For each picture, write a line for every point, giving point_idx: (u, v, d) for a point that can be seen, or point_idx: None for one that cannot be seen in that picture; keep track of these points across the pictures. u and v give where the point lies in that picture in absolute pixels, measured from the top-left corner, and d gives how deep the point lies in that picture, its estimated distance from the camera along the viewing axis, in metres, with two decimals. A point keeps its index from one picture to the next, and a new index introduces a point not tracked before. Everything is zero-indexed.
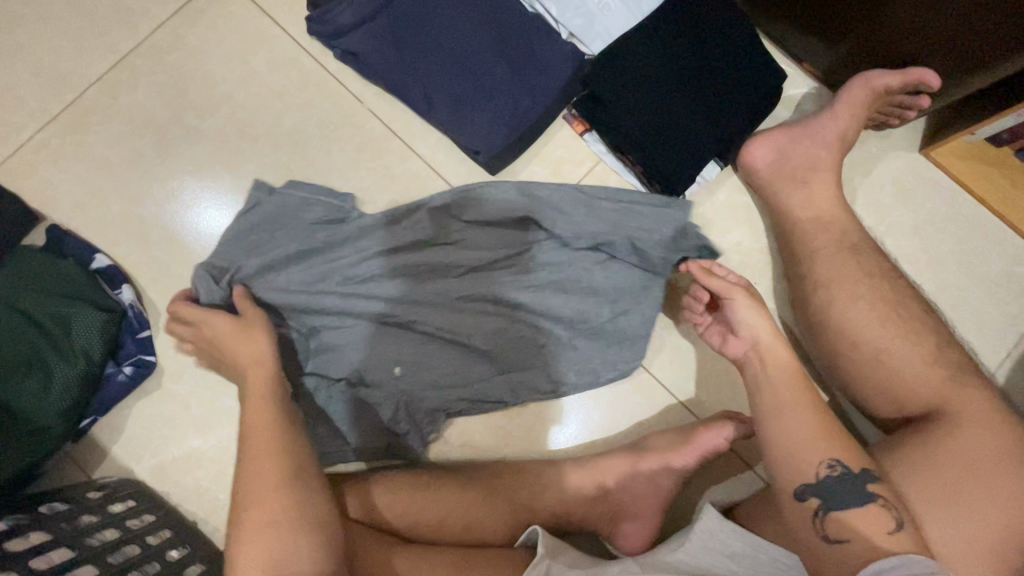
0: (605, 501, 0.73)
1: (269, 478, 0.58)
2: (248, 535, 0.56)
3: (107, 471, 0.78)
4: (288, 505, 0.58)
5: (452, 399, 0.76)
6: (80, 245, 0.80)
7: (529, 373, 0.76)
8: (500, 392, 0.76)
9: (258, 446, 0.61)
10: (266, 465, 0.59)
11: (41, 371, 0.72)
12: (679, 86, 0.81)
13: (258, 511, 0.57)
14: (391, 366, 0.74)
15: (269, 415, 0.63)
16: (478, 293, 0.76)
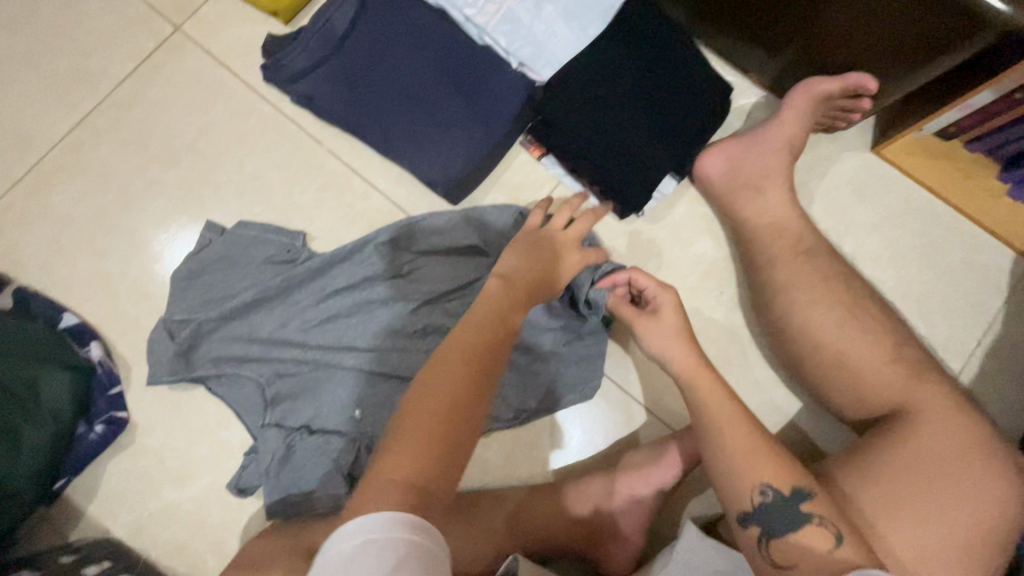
0: (586, 524, 0.72)
1: (435, 423, 0.54)
2: (401, 453, 0.53)
3: (84, 532, 0.77)
4: (442, 448, 0.53)
5: None
6: (48, 306, 0.80)
7: None
8: None
9: (457, 394, 0.56)
10: (437, 408, 0.55)
11: (7, 435, 0.70)
12: (628, 107, 0.82)
13: (420, 443, 0.53)
14: (349, 409, 0.76)
15: (467, 358, 0.58)
16: (431, 324, 0.78)
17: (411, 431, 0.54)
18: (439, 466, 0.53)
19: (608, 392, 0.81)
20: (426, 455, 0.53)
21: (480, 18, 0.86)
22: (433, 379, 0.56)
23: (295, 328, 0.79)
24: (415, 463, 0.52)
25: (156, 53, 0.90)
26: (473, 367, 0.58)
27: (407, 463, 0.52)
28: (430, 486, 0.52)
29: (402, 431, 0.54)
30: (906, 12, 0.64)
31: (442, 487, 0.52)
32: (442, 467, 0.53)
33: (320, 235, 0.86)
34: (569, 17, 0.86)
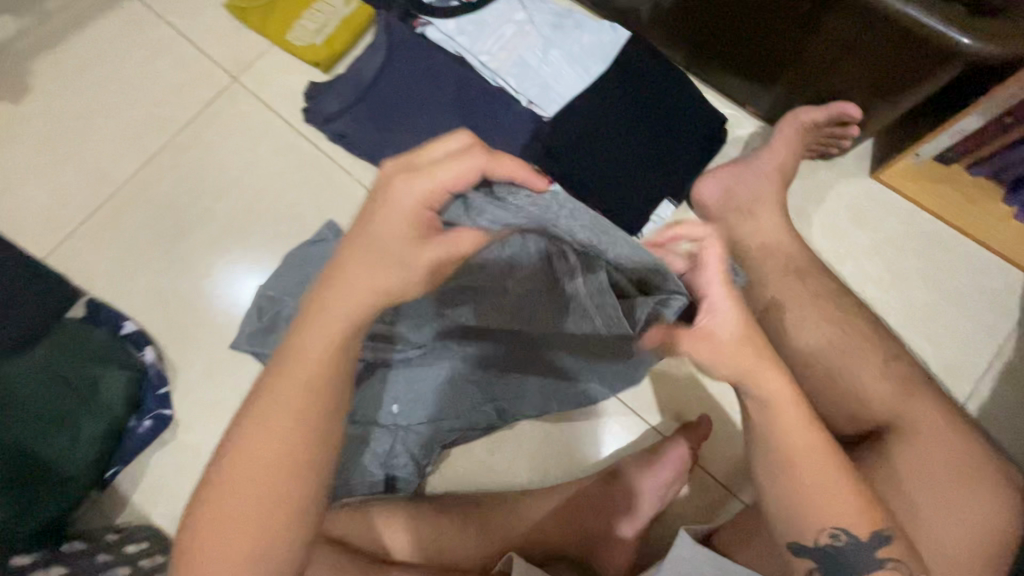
0: (581, 528, 0.75)
1: (267, 490, 0.45)
2: (225, 539, 0.45)
3: (127, 518, 0.86)
4: (276, 521, 0.45)
5: (447, 428, 0.81)
6: (112, 314, 0.92)
7: (519, 396, 0.82)
8: (490, 416, 0.82)
9: (286, 457, 0.46)
10: (266, 468, 0.46)
11: (72, 425, 0.82)
12: (627, 138, 0.89)
13: (250, 519, 0.45)
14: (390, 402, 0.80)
15: (315, 387, 0.47)
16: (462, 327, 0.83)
17: (238, 504, 0.45)
18: (269, 546, 0.45)
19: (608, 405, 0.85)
20: (252, 540, 0.45)
21: (492, 63, 0.96)
22: (259, 435, 0.46)
23: None
24: (246, 549, 0.45)
25: (216, 100, 1.04)
26: (306, 412, 0.47)
27: (236, 546, 0.45)
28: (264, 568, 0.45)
29: (227, 501, 0.45)
30: (872, 48, 0.69)
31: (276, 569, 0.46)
32: (280, 543, 0.46)
33: None
34: (574, 60, 0.95)
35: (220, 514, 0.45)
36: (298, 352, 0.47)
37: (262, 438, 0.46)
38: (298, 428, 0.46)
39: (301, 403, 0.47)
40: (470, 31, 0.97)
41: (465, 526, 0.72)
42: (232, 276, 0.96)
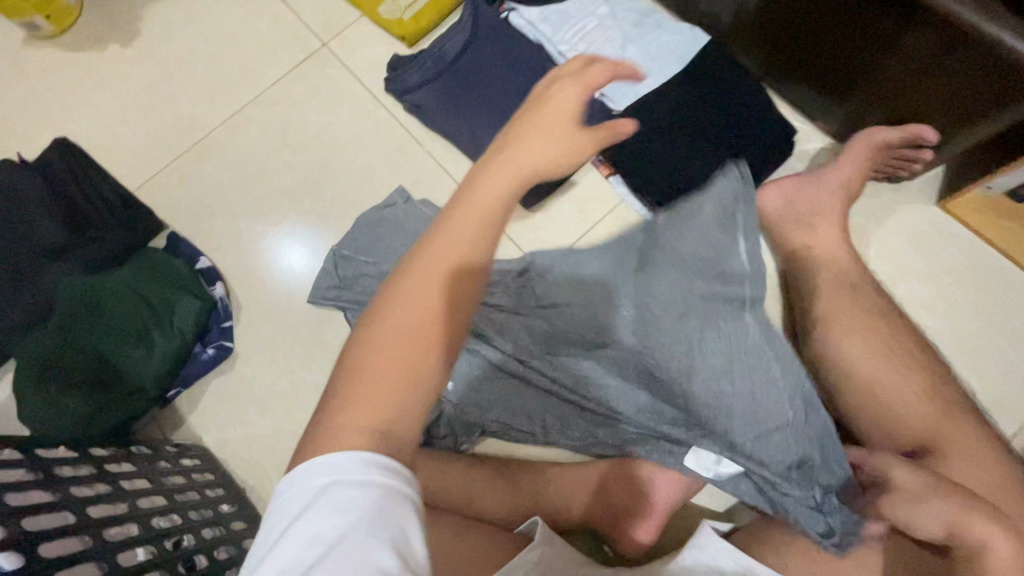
0: (607, 506, 0.78)
1: (413, 345, 0.44)
2: (360, 393, 0.43)
3: (182, 436, 0.92)
4: (413, 370, 0.44)
5: (490, 419, 0.86)
6: (190, 249, 1.00)
7: (562, 417, 0.84)
8: (533, 425, 0.85)
9: (425, 320, 0.45)
10: (406, 340, 0.45)
11: (148, 340, 0.89)
12: (693, 139, 0.91)
13: (394, 386, 0.44)
14: (447, 379, 0.86)
15: (449, 276, 0.46)
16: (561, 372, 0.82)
17: (375, 366, 0.44)
18: (414, 396, 0.44)
19: None
20: (399, 388, 0.44)
21: (570, 54, 0.99)
22: (397, 310, 0.45)
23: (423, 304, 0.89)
24: (390, 398, 0.43)
25: (305, 62, 1.11)
26: (450, 277, 0.46)
27: (388, 392, 0.43)
28: (401, 423, 0.43)
29: (371, 364, 0.44)
30: (961, 70, 0.69)
31: (414, 412, 0.44)
32: (424, 392, 0.44)
33: None
34: (648, 59, 0.96)
35: (354, 390, 0.43)
36: (441, 259, 0.47)
37: (415, 309, 0.45)
38: (431, 301, 0.46)
39: (443, 274, 0.46)
40: (553, 21, 1.00)
41: (495, 484, 0.76)
42: (300, 228, 1.02)
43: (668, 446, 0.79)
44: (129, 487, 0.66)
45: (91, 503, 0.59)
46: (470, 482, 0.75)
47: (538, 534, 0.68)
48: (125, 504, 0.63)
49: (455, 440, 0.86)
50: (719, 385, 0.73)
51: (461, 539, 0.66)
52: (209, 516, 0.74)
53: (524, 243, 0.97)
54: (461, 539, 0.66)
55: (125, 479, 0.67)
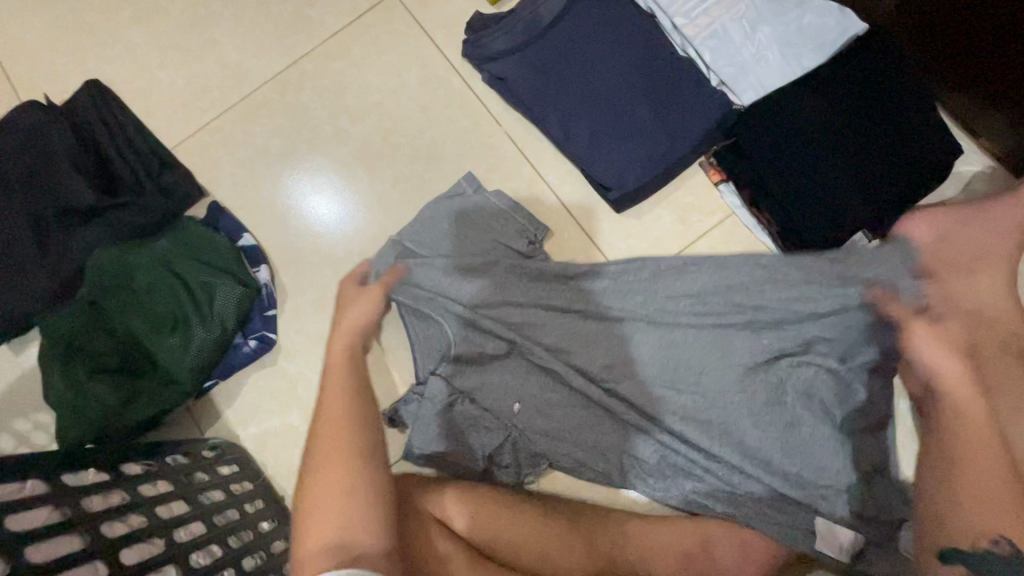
0: (691, 571, 0.69)
1: (336, 465, 0.59)
2: (314, 518, 0.56)
3: (216, 432, 0.84)
4: (360, 495, 0.58)
5: (560, 452, 0.75)
6: (233, 224, 0.89)
7: (641, 457, 0.74)
8: (607, 466, 0.74)
9: (340, 444, 0.61)
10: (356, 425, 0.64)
11: (184, 328, 0.80)
12: (836, 149, 0.75)
13: (332, 501, 0.57)
14: (512, 402, 0.75)
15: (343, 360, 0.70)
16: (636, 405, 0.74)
17: (320, 489, 0.58)
18: (361, 513, 0.57)
19: None
20: (341, 505, 0.57)
21: (688, 30, 0.82)
22: (321, 439, 0.62)
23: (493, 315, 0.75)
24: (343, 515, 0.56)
25: (369, 12, 0.95)
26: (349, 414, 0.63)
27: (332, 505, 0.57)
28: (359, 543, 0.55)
29: (314, 492, 0.58)
30: None
31: (366, 522, 0.56)
32: (366, 522, 0.56)
33: None
34: (785, 44, 0.80)
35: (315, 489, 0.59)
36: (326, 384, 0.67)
37: (333, 441, 0.61)
38: (340, 412, 0.64)
39: (350, 425, 0.62)
40: None
41: (572, 534, 0.68)
42: (356, 212, 0.90)
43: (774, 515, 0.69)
44: (166, 516, 0.58)
45: (126, 545, 0.51)
46: (544, 532, 0.68)
47: None
48: (161, 540, 0.55)
49: (516, 471, 0.76)
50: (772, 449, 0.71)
51: None
52: (249, 540, 0.67)
53: (611, 254, 0.85)
54: None
55: (162, 505, 0.59)
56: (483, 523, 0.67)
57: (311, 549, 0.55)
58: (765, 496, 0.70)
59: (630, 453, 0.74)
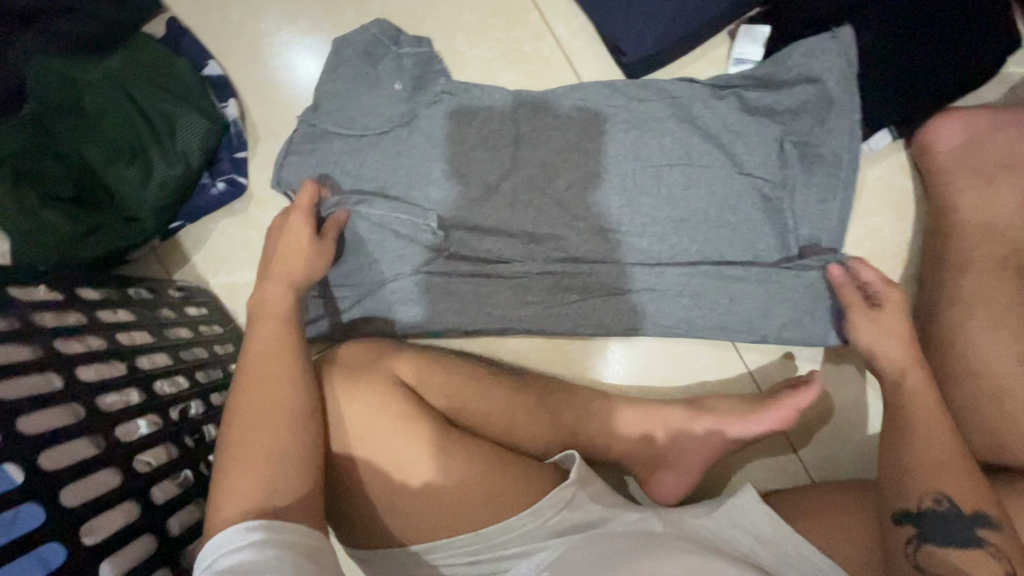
0: (651, 450, 0.71)
1: (268, 430, 0.53)
2: (238, 466, 0.51)
3: (185, 275, 0.80)
4: (271, 454, 0.52)
5: (466, 253, 0.74)
6: (196, 47, 0.79)
7: (582, 261, 0.74)
8: (489, 245, 0.74)
9: (272, 400, 0.54)
10: (266, 411, 0.54)
11: (144, 159, 0.73)
12: (878, 29, 0.68)
13: (261, 436, 0.52)
14: (439, 236, 0.74)
15: (280, 335, 0.59)
16: (507, 222, 0.74)
17: (246, 443, 0.52)
18: (284, 462, 0.52)
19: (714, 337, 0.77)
20: (259, 465, 0.51)
21: None
22: (249, 402, 0.54)
23: (394, 244, 0.74)
24: (257, 474, 0.51)
25: None
26: (271, 380, 0.55)
27: (252, 465, 0.51)
28: (280, 496, 0.50)
29: (235, 447, 0.52)
30: None
31: (289, 479, 0.51)
32: (293, 467, 0.52)
33: (474, 65, 0.78)
34: None
35: (241, 436, 0.52)
36: (248, 366, 0.57)
37: (251, 410, 0.54)
38: (269, 368, 0.56)
39: (273, 384, 0.55)
40: None
41: (540, 409, 0.68)
42: (309, 55, 0.80)
43: (657, 235, 0.73)
44: (126, 343, 0.56)
45: (83, 363, 0.49)
46: (512, 405, 0.67)
47: (573, 472, 0.63)
48: (123, 365, 0.53)
49: (456, 240, 0.74)
50: (649, 235, 0.73)
51: (491, 465, 0.61)
52: (218, 379, 0.66)
53: None
54: (490, 465, 0.61)
55: (121, 334, 0.57)
56: (453, 394, 0.65)
57: (226, 503, 0.49)
58: (622, 223, 0.73)
59: (602, 254, 0.74)
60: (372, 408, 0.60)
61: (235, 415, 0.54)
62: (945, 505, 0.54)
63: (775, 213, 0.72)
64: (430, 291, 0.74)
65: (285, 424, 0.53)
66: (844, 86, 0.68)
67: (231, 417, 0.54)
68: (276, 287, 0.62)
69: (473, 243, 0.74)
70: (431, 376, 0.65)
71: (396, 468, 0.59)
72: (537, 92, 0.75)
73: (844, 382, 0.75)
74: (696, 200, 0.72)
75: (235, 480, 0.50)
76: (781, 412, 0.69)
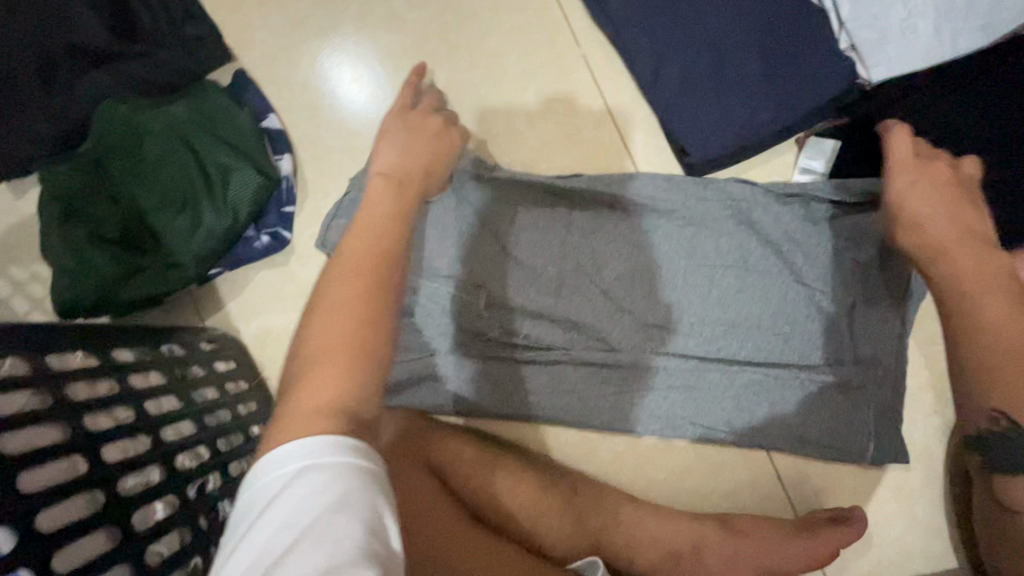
0: (677, 568, 0.66)
1: (340, 342, 0.44)
2: (312, 375, 0.43)
3: (216, 321, 0.79)
4: (349, 368, 0.43)
5: (506, 333, 0.73)
6: (259, 99, 0.79)
7: (625, 357, 0.71)
8: (531, 328, 0.72)
9: (349, 306, 0.45)
10: (352, 302, 0.46)
11: (195, 209, 0.72)
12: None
13: (342, 334, 0.44)
14: (479, 313, 0.73)
15: (386, 222, 0.52)
16: (552, 309, 0.72)
17: (320, 341, 0.44)
18: (359, 383, 0.43)
19: (755, 454, 0.72)
20: (331, 376, 0.43)
21: None
22: (334, 288, 0.47)
23: (430, 321, 0.73)
24: (336, 379, 0.43)
25: None
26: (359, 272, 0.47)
27: (329, 360, 0.43)
28: (356, 416, 0.42)
29: (316, 341, 0.44)
30: None
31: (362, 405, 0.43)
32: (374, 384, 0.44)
33: (531, 146, 0.77)
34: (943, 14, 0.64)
35: (320, 333, 0.45)
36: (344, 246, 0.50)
37: (339, 292, 0.46)
38: (360, 260, 0.48)
39: (364, 267, 0.47)
40: None
41: (566, 510, 0.67)
42: (367, 118, 0.80)
43: (705, 339, 0.70)
44: (153, 413, 0.55)
45: (108, 442, 0.48)
46: (536, 501, 0.67)
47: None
48: (147, 440, 0.52)
49: (497, 320, 0.73)
50: (698, 341, 0.70)
51: (516, 567, 0.59)
52: (238, 446, 0.64)
53: None
54: (516, 566, 0.59)
55: (149, 401, 0.55)
56: (479, 484, 0.67)
57: (296, 413, 0.42)
58: (668, 324, 0.71)
59: (645, 354, 0.71)
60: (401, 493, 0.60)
61: (320, 301, 0.47)
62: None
63: (834, 332, 0.68)
64: (464, 375, 0.73)
65: (365, 317, 0.45)
66: None
67: (315, 297, 0.47)
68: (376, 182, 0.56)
69: (510, 324, 0.72)
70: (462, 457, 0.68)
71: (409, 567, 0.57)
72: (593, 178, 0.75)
73: (889, 518, 0.70)
74: (750, 310, 0.69)
75: (307, 385, 0.43)
76: (824, 545, 0.64)
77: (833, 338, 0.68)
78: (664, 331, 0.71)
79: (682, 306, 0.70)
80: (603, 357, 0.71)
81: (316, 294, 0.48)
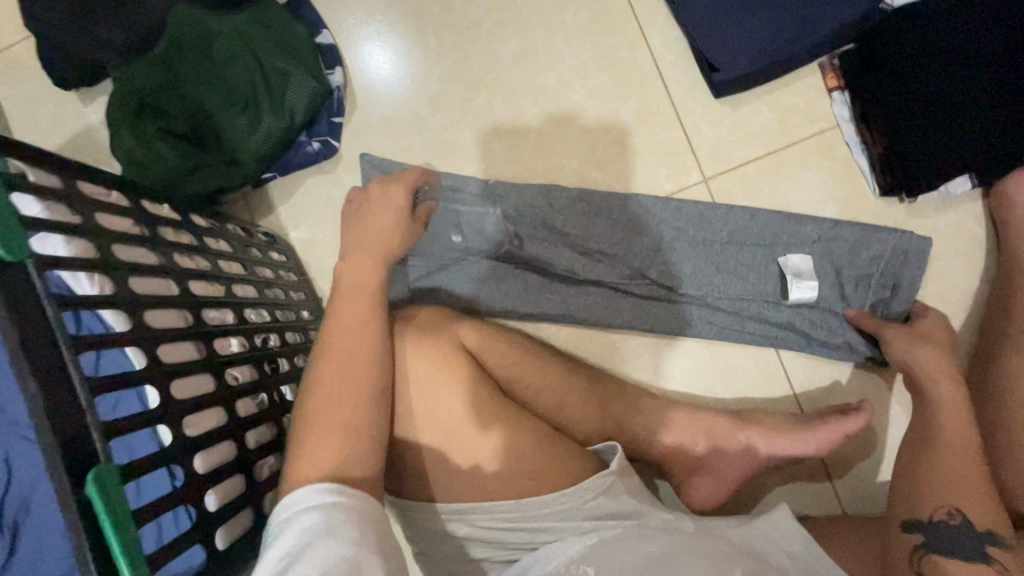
0: (691, 452, 0.72)
1: (353, 380, 0.54)
2: (323, 410, 0.53)
3: (268, 224, 0.85)
4: (359, 399, 0.54)
5: (541, 230, 0.78)
6: (313, 15, 0.85)
7: (651, 257, 0.77)
8: (567, 222, 0.78)
9: (359, 334, 0.57)
10: (353, 350, 0.56)
11: (255, 109, 0.78)
12: (947, 72, 0.68)
13: (341, 395, 0.54)
14: (518, 207, 0.78)
15: (366, 296, 0.59)
16: (590, 207, 0.78)
17: (321, 406, 0.53)
18: (366, 412, 0.54)
19: (766, 356, 0.77)
20: (343, 407, 0.53)
21: None
22: (342, 334, 0.56)
23: (472, 209, 0.79)
24: (337, 442, 0.52)
25: None
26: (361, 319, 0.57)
27: (338, 411, 0.53)
28: (350, 472, 0.52)
29: (309, 416, 0.53)
30: None
31: (360, 459, 0.53)
32: (368, 436, 0.54)
33: (567, 65, 0.82)
34: None
35: (327, 379, 0.55)
36: (341, 282, 0.60)
37: (348, 342, 0.56)
38: (361, 308, 0.58)
39: (359, 329, 0.57)
40: None
41: (589, 396, 0.71)
42: (413, 36, 0.85)
43: (726, 241, 0.76)
44: (225, 269, 0.61)
45: (194, 278, 0.54)
46: (562, 386, 0.70)
47: (613, 463, 0.66)
48: (223, 288, 0.58)
49: (534, 216, 0.78)
50: (721, 239, 0.76)
51: (537, 438, 0.64)
52: (291, 320, 0.71)
53: (697, 139, 0.79)
54: (536, 438, 0.64)
55: (222, 261, 0.61)
56: (512, 363, 0.69)
57: (305, 459, 0.51)
58: (692, 228, 0.77)
59: (670, 252, 0.77)
60: (444, 364, 0.64)
61: (323, 355, 0.56)
62: (958, 519, 0.56)
63: (835, 246, 0.75)
64: (498, 266, 0.78)
65: (370, 380, 0.55)
66: (930, 127, 0.69)
67: (317, 352, 0.56)
68: (359, 262, 0.60)
69: (552, 215, 0.78)
70: (495, 342, 0.69)
71: (447, 430, 0.62)
72: (624, 97, 0.80)
73: (889, 421, 0.75)
74: (769, 222, 0.76)
75: (316, 428, 0.52)
76: (828, 433, 0.69)
77: (850, 251, 0.74)
78: (690, 229, 0.77)
79: (704, 213, 0.77)
80: (631, 262, 0.77)
81: (312, 357, 0.57)
